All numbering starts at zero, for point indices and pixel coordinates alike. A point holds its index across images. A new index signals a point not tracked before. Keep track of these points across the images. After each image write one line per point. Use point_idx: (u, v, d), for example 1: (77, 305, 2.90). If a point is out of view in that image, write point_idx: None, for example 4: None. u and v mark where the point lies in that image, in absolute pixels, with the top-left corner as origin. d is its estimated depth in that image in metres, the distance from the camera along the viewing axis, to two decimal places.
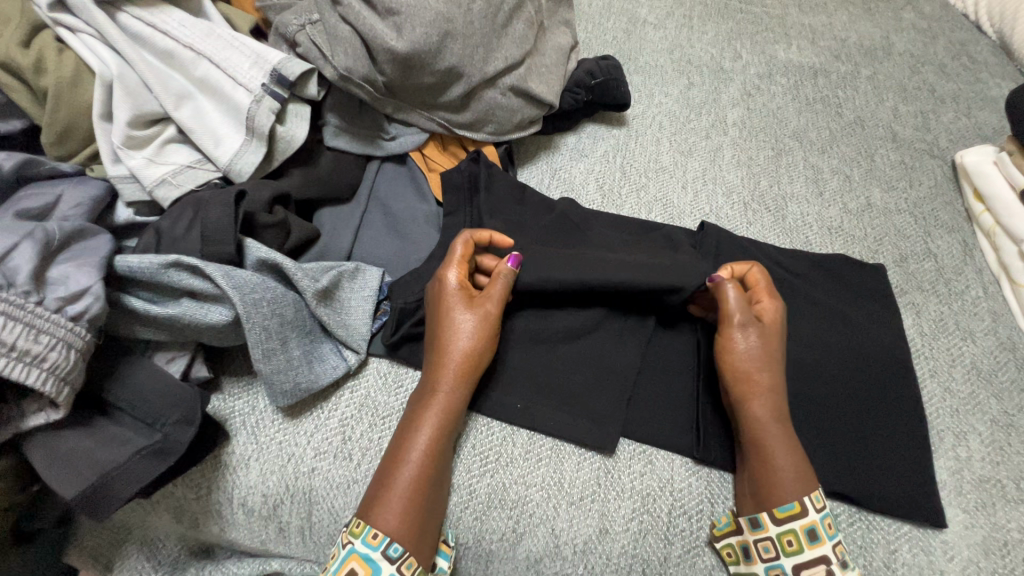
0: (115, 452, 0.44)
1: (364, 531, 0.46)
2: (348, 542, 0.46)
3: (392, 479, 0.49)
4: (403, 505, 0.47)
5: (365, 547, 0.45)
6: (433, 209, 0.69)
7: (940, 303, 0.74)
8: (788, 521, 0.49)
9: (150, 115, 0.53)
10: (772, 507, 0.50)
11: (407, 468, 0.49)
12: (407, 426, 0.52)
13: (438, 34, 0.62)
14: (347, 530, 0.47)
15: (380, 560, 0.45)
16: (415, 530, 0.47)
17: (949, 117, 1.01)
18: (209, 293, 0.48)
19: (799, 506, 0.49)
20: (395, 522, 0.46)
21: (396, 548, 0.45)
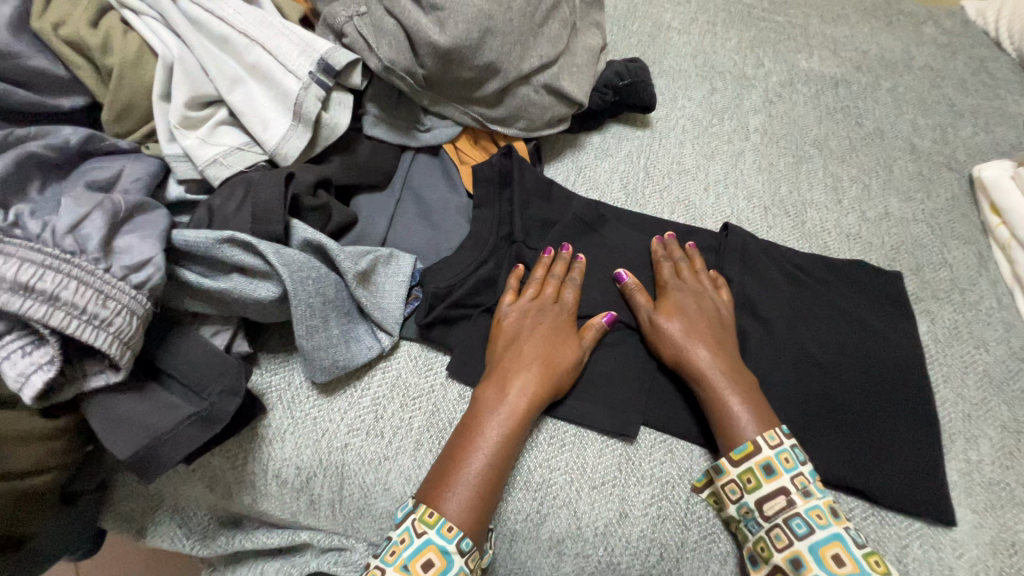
0: (166, 416, 0.46)
1: (438, 523, 0.48)
2: (423, 532, 0.48)
3: (465, 472, 0.50)
4: (472, 498, 0.50)
5: (442, 538, 0.48)
6: (464, 201, 0.71)
7: (954, 312, 0.75)
8: (743, 461, 0.53)
9: (205, 97, 0.55)
10: (729, 450, 0.54)
11: (482, 464, 0.51)
12: (481, 419, 0.53)
13: (478, 31, 0.64)
14: (418, 520, 0.49)
15: (454, 553, 0.48)
16: (479, 524, 0.50)
17: (967, 131, 1.02)
18: (259, 270, 0.50)
19: (751, 446, 0.53)
20: (463, 515, 0.49)
21: (468, 543, 0.48)
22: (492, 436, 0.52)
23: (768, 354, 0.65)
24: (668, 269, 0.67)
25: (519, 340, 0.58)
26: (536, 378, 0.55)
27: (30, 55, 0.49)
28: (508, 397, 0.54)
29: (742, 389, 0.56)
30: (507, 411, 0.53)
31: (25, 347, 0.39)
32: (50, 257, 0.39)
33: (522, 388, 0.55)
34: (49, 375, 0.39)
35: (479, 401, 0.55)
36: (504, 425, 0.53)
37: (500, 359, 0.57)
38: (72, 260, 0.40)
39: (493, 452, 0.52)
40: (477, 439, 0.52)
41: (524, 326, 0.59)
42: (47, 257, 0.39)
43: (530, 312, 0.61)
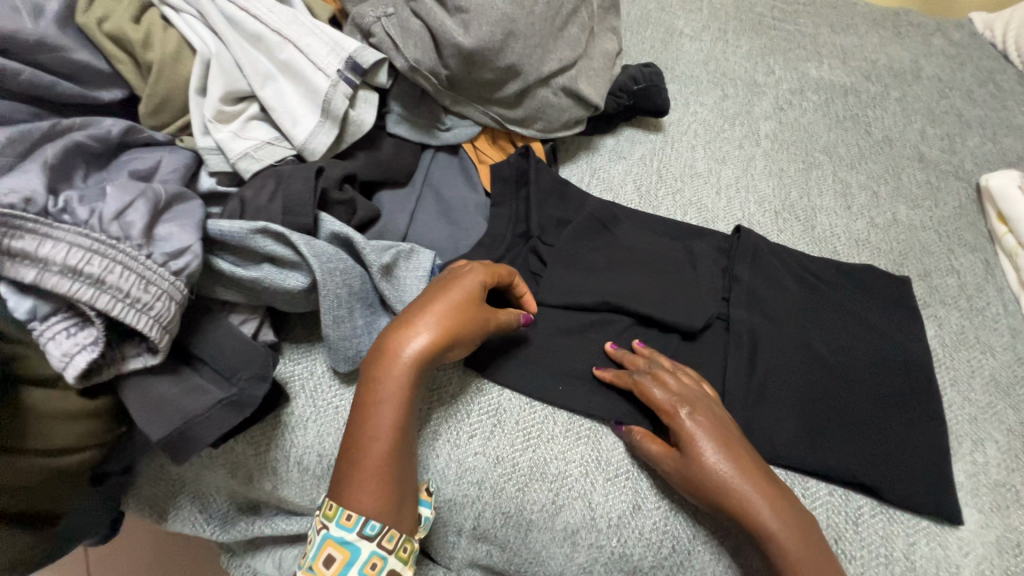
0: (198, 400, 0.47)
1: (337, 514, 0.48)
2: (322, 527, 0.48)
3: (361, 456, 0.49)
4: (372, 486, 0.48)
5: (342, 529, 0.47)
6: (482, 198, 0.73)
7: (961, 317, 0.77)
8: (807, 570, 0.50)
9: (238, 93, 0.57)
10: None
11: (373, 445, 0.49)
12: (367, 404, 0.51)
13: (502, 34, 0.66)
14: (321, 515, 0.49)
15: (356, 540, 0.47)
16: (385, 506, 0.48)
17: (975, 141, 1.04)
18: (289, 260, 0.52)
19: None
20: (366, 497, 0.48)
21: (371, 527, 0.47)
22: (381, 414, 0.50)
23: (782, 353, 0.66)
24: (660, 392, 0.56)
25: (404, 315, 0.54)
26: (412, 355, 0.51)
27: (75, 48, 0.51)
28: (391, 371, 0.51)
29: (780, 502, 0.51)
30: (394, 387, 0.51)
31: (71, 329, 0.41)
32: (97, 243, 0.41)
33: (401, 366, 0.51)
34: (93, 356, 0.41)
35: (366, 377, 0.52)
36: (388, 409, 0.50)
37: (389, 329, 0.54)
38: (117, 245, 0.41)
39: (386, 433, 0.50)
40: (370, 420, 0.50)
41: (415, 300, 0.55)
42: (94, 242, 0.41)
43: (436, 280, 0.58)
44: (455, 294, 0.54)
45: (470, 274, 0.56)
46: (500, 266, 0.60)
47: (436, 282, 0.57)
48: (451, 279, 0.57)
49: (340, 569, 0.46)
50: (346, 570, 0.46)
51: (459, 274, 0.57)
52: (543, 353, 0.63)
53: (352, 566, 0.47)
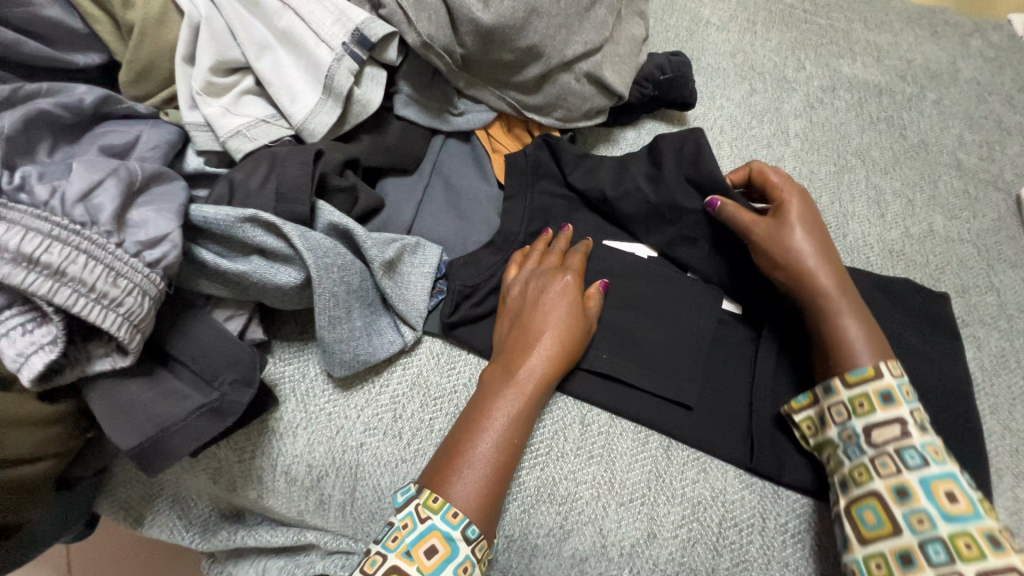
0: (176, 406, 0.43)
1: (443, 509, 0.45)
2: (427, 518, 0.45)
3: (473, 455, 0.47)
4: (481, 484, 0.47)
5: (446, 525, 0.45)
6: (494, 191, 0.67)
7: (1001, 339, 0.72)
8: (876, 417, 0.48)
9: (231, 64, 0.52)
10: (843, 373, 0.50)
11: (489, 446, 0.48)
12: (488, 401, 0.50)
13: (524, 10, 0.61)
14: (422, 504, 0.46)
15: (458, 540, 0.44)
16: (490, 510, 0.47)
17: (1015, 150, 0.98)
18: (281, 254, 0.46)
19: (872, 371, 0.49)
20: (475, 496, 0.46)
21: (474, 530, 0.45)
22: (497, 420, 0.49)
23: None
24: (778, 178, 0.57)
25: (521, 319, 0.55)
26: (544, 361, 0.52)
27: (45, 3, 0.46)
28: (513, 381, 0.51)
29: (828, 244, 0.54)
30: (517, 398, 0.50)
31: (27, 326, 0.36)
32: (57, 228, 0.35)
33: (530, 368, 0.52)
34: (51, 357, 0.36)
35: (484, 385, 0.52)
36: (505, 410, 0.50)
37: (507, 343, 0.54)
38: (81, 231, 0.36)
39: (501, 435, 0.49)
40: (485, 423, 0.49)
41: (527, 298, 0.56)
42: (54, 228, 0.35)
43: (532, 284, 0.57)
44: (567, 310, 0.54)
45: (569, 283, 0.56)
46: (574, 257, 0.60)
47: (534, 294, 0.55)
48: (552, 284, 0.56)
49: (439, 565, 0.44)
50: (444, 568, 0.43)
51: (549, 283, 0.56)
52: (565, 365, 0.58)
53: (449, 565, 0.44)
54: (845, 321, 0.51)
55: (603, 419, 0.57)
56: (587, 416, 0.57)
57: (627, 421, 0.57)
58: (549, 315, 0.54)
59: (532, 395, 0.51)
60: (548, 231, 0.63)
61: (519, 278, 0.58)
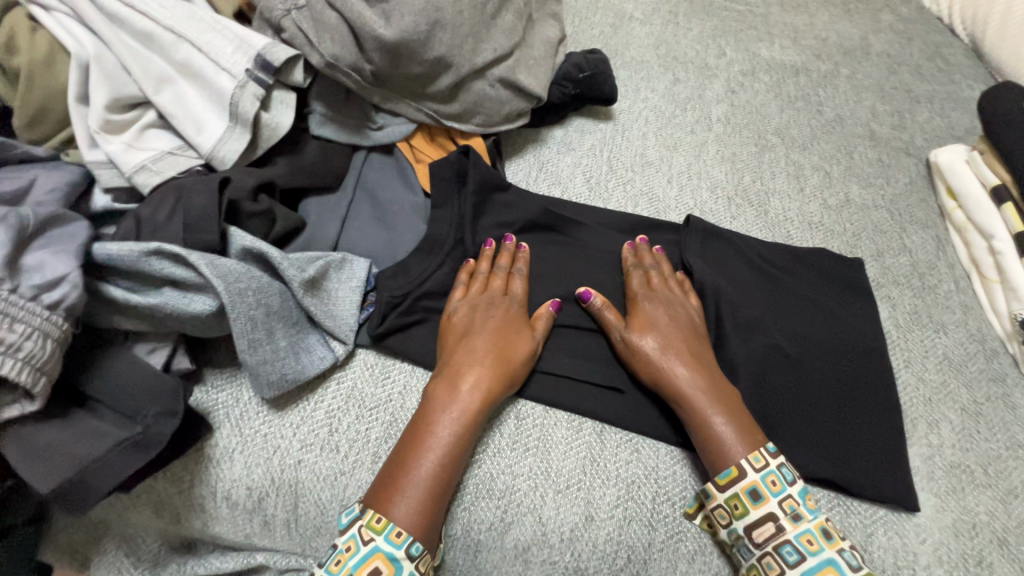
0: (94, 444, 0.43)
1: (386, 529, 0.47)
2: (370, 539, 0.47)
3: (415, 471, 0.49)
4: (422, 500, 0.48)
5: (390, 545, 0.46)
6: (421, 200, 0.68)
7: (915, 297, 0.76)
8: (731, 487, 0.51)
9: (129, 99, 0.52)
10: (715, 477, 0.52)
11: (433, 467, 0.50)
12: (431, 418, 0.52)
13: (426, 23, 0.62)
14: (366, 526, 0.47)
15: (402, 559, 0.46)
16: (433, 526, 0.49)
17: (924, 117, 1.04)
18: (192, 283, 0.47)
19: (737, 471, 0.51)
20: (421, 514, 0.48)
21: (418, 547, 0.47)
22: (440, 436, 0.51)
23: (742, 345, 0.65)
24: (637, 280, 0.66)
25: (461, 340, 0.57)
26: (489, 374, 0.54)
27: None
28: (457, 403, 0.53)
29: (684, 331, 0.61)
30: (457, 412, 0.52)
31: None
32: None
33: (474, 384, 0.54)
34: None
35: (429, 400, 0.53)
36: (449, 427, 0.52)
37: (448, 359, 0.56)
38: None
39: (443, 449, 0.51)
40: (426, 439, 0.51)
41: (474, 321, 0.58)
42: None
43: (477, 307, 0.60)
44: (515, 337, 0.58)
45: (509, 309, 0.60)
46: (512, 277, 0.64)
47: (466, 320, 0.59)
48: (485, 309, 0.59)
49: None
50: None
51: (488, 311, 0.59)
52: None
53: None
54: (714, 418, 0.54)
55: (538, 412, 0.59)
56: (522, 411, 0.59)
57: (561, 411, 0.59)
58: (495, 342, 0.56)
59: (474, 410, 0.53)
60: (492, 246, 0.65)
61: (465, 301, 0.61)
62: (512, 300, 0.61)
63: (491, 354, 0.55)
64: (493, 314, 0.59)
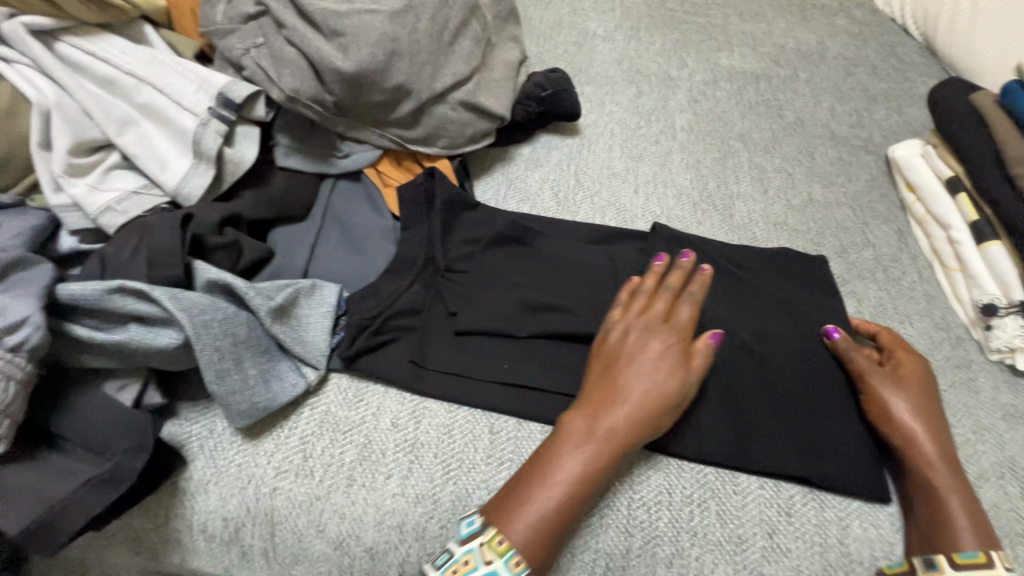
0: (64, 482, 0.44)
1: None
2: None
3: (526, 503, 0.49)
4: (538, 532, 0.48)
5: None
6: (390, 223, 0.70)
7: (879, 290, 0.78)
8: None
9: (91, 143, 0.53)
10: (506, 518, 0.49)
11: (567, 499, 0.50)
12: (557, 451, 0.52)
13: (384, 54, 0.64)
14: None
15: None
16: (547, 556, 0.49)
17: (881, 115, 1.07)
18: (157, 317, 0.48)
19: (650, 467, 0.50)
20: (539, 544, 0.48)
21: None
22: (568, 469, 0.51)
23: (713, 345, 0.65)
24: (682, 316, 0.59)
25: (612, 368, 0.56)
26: (636, 412, 0.53)
27: None
28: (602, 435, 0.52)
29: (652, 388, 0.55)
30: (594, 446, 0.52)
31: None
32: None
33: (620, 420, 0.53)
34: None
35: (564, 431, 0.53)
36: (589, 458, 0.51)
37: (594, 387, 0.55)
38: None
39: (585, 478, 0.51)
40: (549, 473, 0.51)
41: (633, 345, 0.57)
42: None
43: (634, 331, 0.58)
44: (638, 363, 0.55)
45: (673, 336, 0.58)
46: (693, 292, 0.61)
47: (619, 345, 0.57)
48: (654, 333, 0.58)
49: None
50: None
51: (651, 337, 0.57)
52: (470, 383, 0.61)
53: None
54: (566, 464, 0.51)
55: (511, 425, 0.60)
56: (496, 425, 0.60)
57: (534, 423, 0.60)
58: (656, 378, 0.54)
59: (616, 442, 0.52)
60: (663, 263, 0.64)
61: (623, 322, 0.59)
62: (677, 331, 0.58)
63: (651, 389, 0.54)
64: (652, 345, 0.56)
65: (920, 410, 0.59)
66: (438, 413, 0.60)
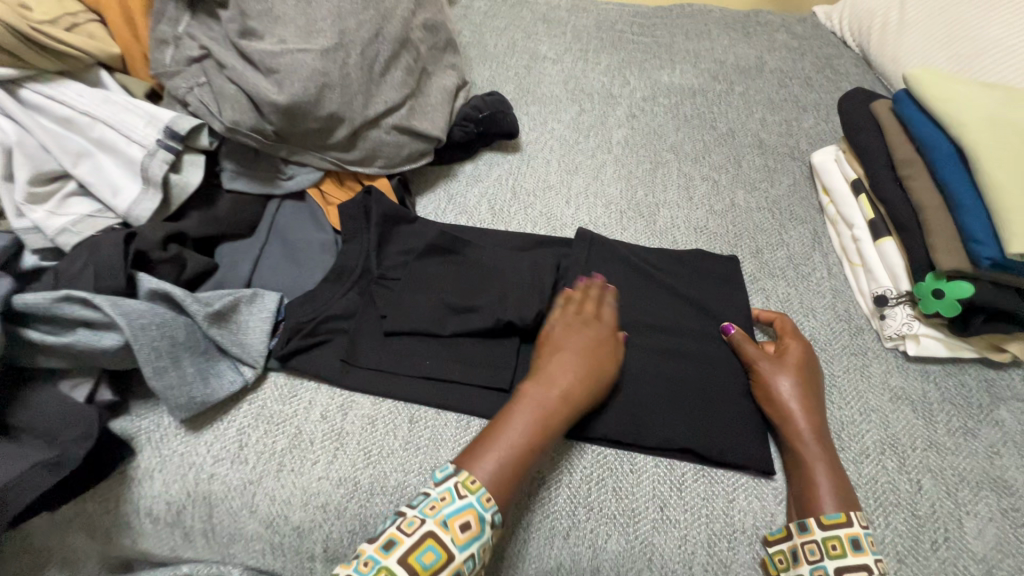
0: (12, 464, 0.51)
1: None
2: None
3: (493, 453, 0.56)
4: (497, 479, 0.55)
5: None
6: (331, 237, 0.77)
7: (788, 286, 0.84)
8: (445, 483, 0.54)
9: (50, 174, 0.62)
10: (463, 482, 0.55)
11: (524, 439, 0.57)
12: (511, 413, 0.60)
13: (315, 87, 0.71)
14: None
15: None
16: (505, 496, 0.55)
17: (810, 123, 1.14)
18: (100, 322, 0.55)
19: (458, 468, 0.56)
20: (488, 486, 0.54)
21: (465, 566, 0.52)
22: (518, 428, 0.58)
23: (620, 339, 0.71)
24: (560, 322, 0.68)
25: (541, 354, 0.65)
26: (572, 385, 0.61)
27: None
28: (549, 396, 0.60)
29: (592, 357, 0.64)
30: (538, 410, 0.59)
31: None
32: None
33: (560, 390, 0.61)
34: None
35: (523, 394, 0.61)
36: (518, 423, 0.58)
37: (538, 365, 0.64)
38: None
39: (513, 441, 0.57)
40: (505, 429, 0.58)
41: (565, 336, 0.66)
42: None
43: (569, 326, 0.67)
44: (578, 352, 0.64)
45: (582, 331, 0.66)
46: (585, 305, 0.70)
47: (558, 334, 0.66)
48: (560, 332, 0.66)
49: None
50: None
51: (557, 330, 0.67)
52: (394, 377, 0.67)
53: None
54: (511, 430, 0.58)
55: (430, 415, 0.66)
56: (416, 414, 0.66)
57: (452, 412, 0.66)
58: (575, 357, 0.63)
59: (543, 411, 0.59)
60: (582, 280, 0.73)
61: (561, 319, 0.68)
62: (561, 320, 0.68)
63: (573, 367, 0.62)
64: (580, 329, 0.66)
65: (800, 393, 0.65)
66: (364, 404, 0.66)
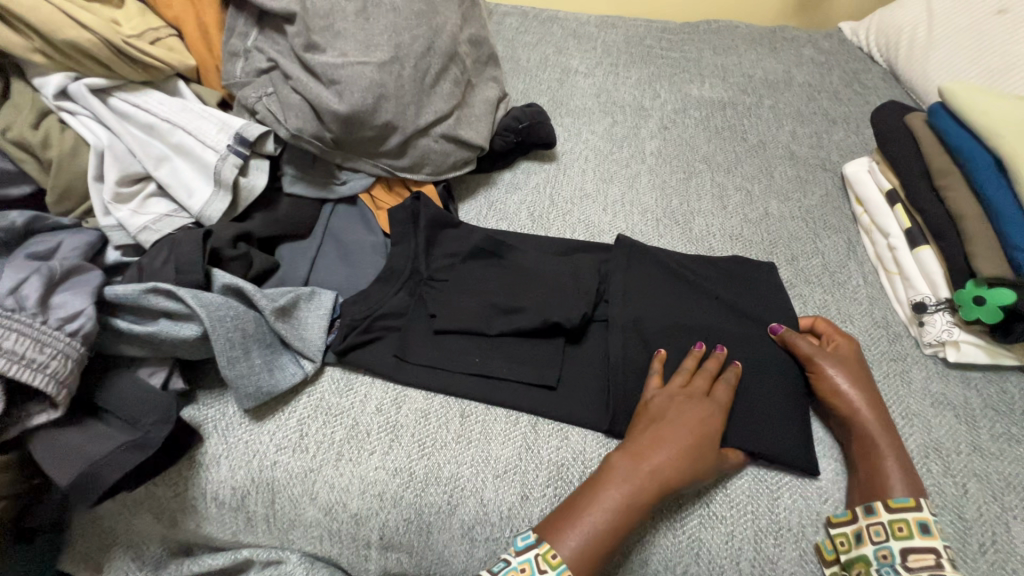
0: (102, 445, 0.54)
1: None
2: None
3: (576, 527, 0.56)
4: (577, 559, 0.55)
5: None
6: (380, 240, 0.81)
7: (824, 293, 0.85)
8: (524, 553, 0.55)
9: (133, 176, 0.67)
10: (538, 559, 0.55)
11: (613, 521, 0.56)
12: (601, 484, 0.59)
13: (373, 97, 0.75)
14: None
15: None
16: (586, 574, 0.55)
17: (840, 136, 1.16)
18: (181, 313, 0.59)
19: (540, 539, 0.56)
20: (569, 564, 0.54)
21: None
22: (608, 503, 0.57)
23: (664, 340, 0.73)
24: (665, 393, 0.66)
25: (639, 423, 0.63)
26: (671, 463, 0.59)
27: None
28: (642, 470, 0.59)
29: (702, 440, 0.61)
30: (633, 488, 0.58)
31: None
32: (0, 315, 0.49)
33: (655, 466, 0.59)
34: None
35: (612, 466, 0.60)
36: (608, 496, 0.57)
37: (636, 437, 0.62)
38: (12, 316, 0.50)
39: (598, 517, 0.57)
40: (594, 502, 0.58)
41: (670, 410, 0.63)
42: None
43: (676, 399, 0.64)
44: (688, 429, 0.62)
45: (691, 406, 0.64)
46: (699, 382, 0.67)
47: (663, 404, 0.64)
48: (668, 403, 0.64)
49: None
50: None
51: (659, 400, 0.65)
52: (446, 373, 0.70)
53: None
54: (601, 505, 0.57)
55: (480, 410, 0.68)
56: (467, 410, 0.68)
57: (500, 409, 0.68)
58: (680, 436, 0.61)
59: (637, 487, 0.58)
60: (701, 348, 0.70)
61: (664, 391, 0.66)
62: (667, 390, 0.66)
63: (672, 447, 0.60)
64: (690, 410, 0.63)
65: (892, 440, 0.63)
66: (416, 399, 0.69)
